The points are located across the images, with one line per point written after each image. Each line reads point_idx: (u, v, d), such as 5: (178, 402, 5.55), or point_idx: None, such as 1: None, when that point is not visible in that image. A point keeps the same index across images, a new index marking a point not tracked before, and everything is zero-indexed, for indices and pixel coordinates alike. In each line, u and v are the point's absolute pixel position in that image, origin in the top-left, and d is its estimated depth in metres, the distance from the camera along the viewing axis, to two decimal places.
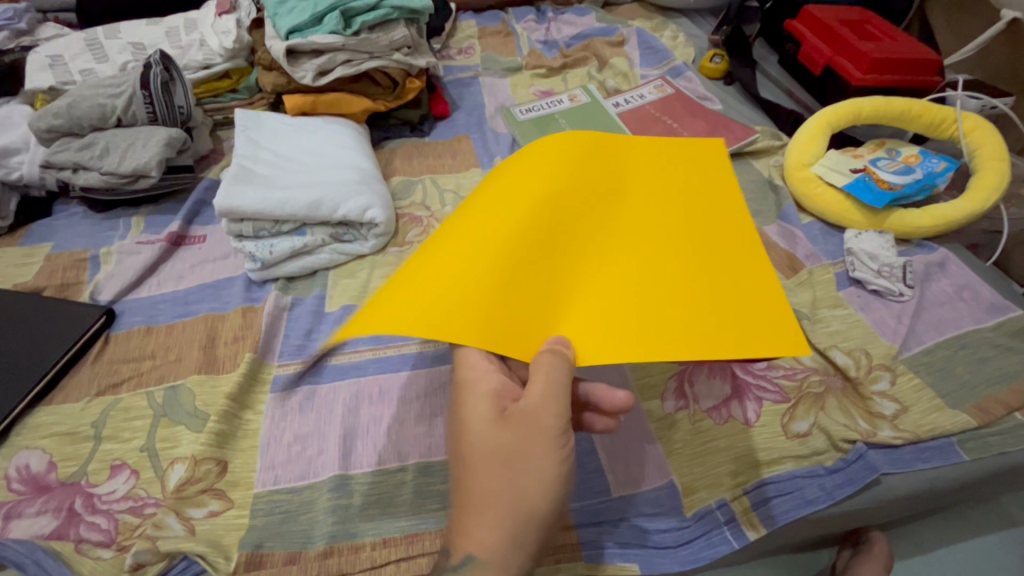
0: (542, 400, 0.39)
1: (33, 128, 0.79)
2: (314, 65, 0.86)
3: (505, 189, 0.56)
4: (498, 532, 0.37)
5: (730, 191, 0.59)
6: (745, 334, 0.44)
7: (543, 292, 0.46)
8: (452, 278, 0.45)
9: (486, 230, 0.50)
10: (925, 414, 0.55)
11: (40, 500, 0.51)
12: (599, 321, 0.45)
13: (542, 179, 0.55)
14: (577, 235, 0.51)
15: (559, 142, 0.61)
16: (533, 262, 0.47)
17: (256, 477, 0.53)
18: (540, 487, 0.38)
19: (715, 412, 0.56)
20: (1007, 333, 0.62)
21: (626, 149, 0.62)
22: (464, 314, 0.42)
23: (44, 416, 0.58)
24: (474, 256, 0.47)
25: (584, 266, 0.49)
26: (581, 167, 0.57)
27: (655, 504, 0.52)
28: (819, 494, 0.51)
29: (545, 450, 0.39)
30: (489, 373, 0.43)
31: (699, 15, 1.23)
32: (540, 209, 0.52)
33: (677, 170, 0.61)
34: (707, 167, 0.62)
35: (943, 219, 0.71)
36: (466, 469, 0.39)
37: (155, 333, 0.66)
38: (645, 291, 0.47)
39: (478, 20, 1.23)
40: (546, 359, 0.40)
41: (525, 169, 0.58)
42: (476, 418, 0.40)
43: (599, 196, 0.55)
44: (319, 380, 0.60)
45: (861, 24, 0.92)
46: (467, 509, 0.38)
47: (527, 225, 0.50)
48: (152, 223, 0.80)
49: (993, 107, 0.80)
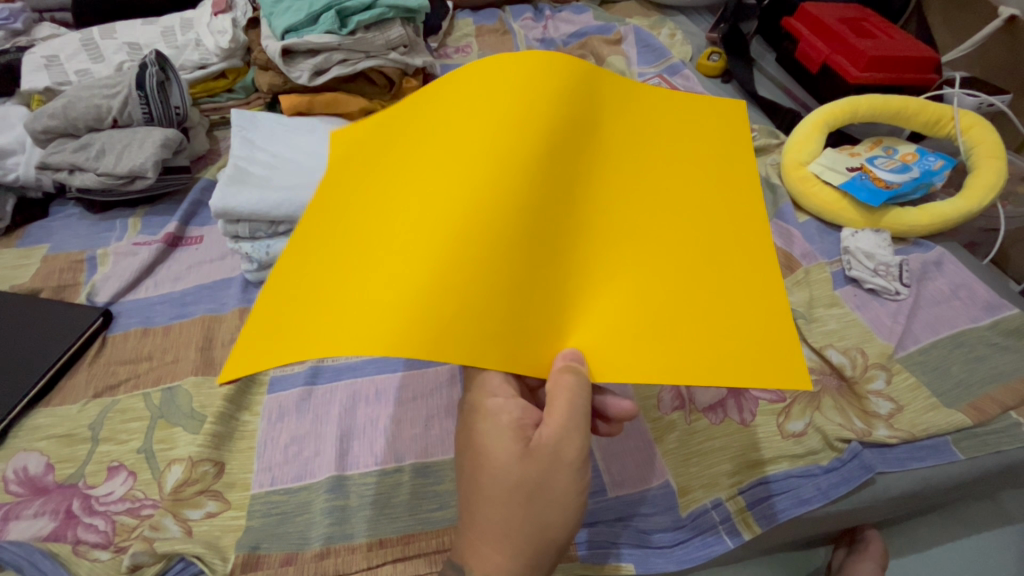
0: (565, 431, 0.39)
1: (29, 129, 0.79)
2: (310, 65, 0.86)
3: (487, 140, 0.46)
4: (519, 560, 0.38)
5: (738, 166, 0.54)
6: (769, 346, 0.41)
7: (549, 291, 0.41)
8: (438, 273, 0.39)
9: (475, 205, 0.42)
10: (921, 413, 0.55)
11: (37, 502, 0.52)
12: (608, 321, 0.41)
13: (532, 132, 0.47)
14: (582, 216, 0.45)
15: (548, 82, 0.50)
16: (535, 251, 0.42)
17: (254, 478, 0.53)
18: (562, 516, 0.39)
19: (711, 411, 0.57)
20: (1003, 332, 0.62)
21: (622, 104, 0.55)
22: (465, 323, 0.37)
23: (42, 418, 0.58)
24: (464, 242, 0.40)
25: (592, 255, 0.44)
26: (570, 117, 0.49)
27: (651, 504, 0.52)
28: (815, 493, 0.51)
29: (568, 482, 0.39)
30: (510, 403, 0.41)
31: (696, 13, 1.23)
32: (536, 179, 0.44)
33: (679, 136, 0.55)
34: (710, 136, 0.56)
35: (940, 217, 0.71)
36: (486, 499, 0.39)
37: (152, 334, 0.66)
38: (662, 292, 0.43)
39: (476, 18, 1.22)
40: (566, 381, 0.38)
41: (511, 114, 0.48)
42: (498, 450, 0.39)
43: (599, 164, 0.49)
44: (316, 380, 0.60)
45: (858, 22, 0.92)
46: (488, 540, 0.38)
47: (523, 201, 0.43)
48: (149, 224, 0.80)
49: (990, 104, 0.79)
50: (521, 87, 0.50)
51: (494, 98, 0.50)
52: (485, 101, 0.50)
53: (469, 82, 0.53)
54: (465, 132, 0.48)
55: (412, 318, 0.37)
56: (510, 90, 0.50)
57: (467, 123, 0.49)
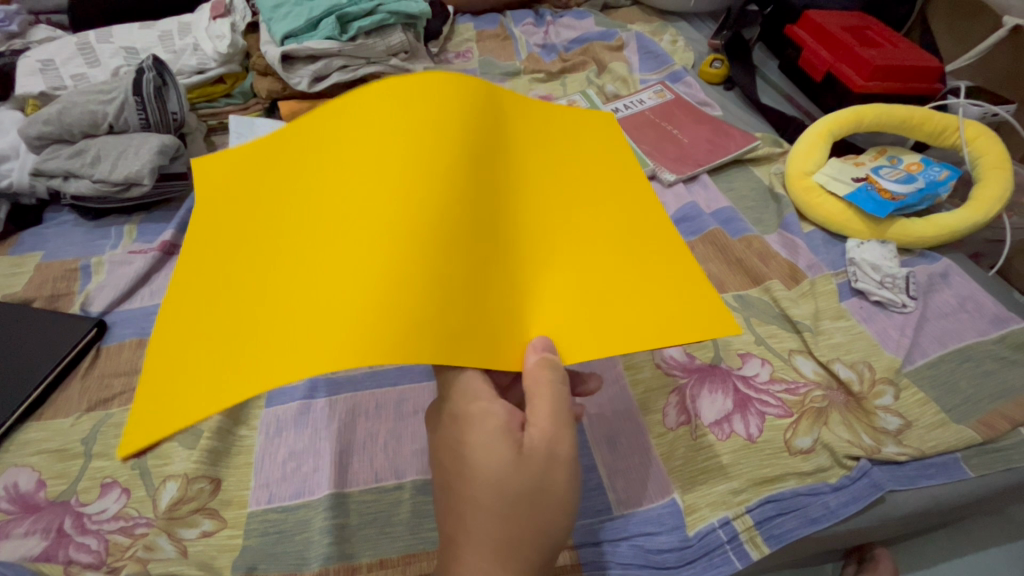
0: (555, 428, 0.39)
1: (22, 135, 0.78)
2: (310, 71, 0.85)
3: (402, 144, 0.47)
4: (519, 572, 0.36)
5: (624, 161, 0.58)
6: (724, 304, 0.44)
7: (503, 285, 0.42)
8: (390, 279, 0.38)
9: (407, 214, 0.42)
10: (929, 429, 0.55)
11: (29, 520, 0.50)
12: (563, 309, 0.43)
13: (445, 134, 0.48)
14: (511, 214, 0.46)
15: (447, 90, 0.51)
16: (481, 251, 0.42)
17: (251, 495, 0.52)
18: (559, 516, 0.38)
19: (717, 427, 0.56)
20: (1011, 346, 0.61)
21: (521, 113, 0.58)
22: (435, 324, 0.37)
23: (33, 432, 0.56)
24: (405, 246, 0.40)
25: (527, 249, 0.45)
26: (478, 120, 0.50)
27: (657, 523, 0.50)
28: (824, 512, 0.50)
29: (565, 480, 0.38)
30: (495, 406, 0.39)
31: (698, 19, 1.23)
32: (460, 184, 0.45)
33: (573, 139, 0.59)
34: (589, 134, 0.60)
35: (947, 229, 0.70)
36: (487, 513, 0.37)
37: (148, 345, 0.64)
38: (604, 272, 0.46)
39: (477, 23, 1.22)
40: (544, 377, 0.38)
41: (418, 118, 0.49)
42: (494, 463, 0.37)
43: (517, 166, 0.51)
44: (315, 395, 0.59)
45: (863, 30, 0.91)
46: (491, 560, 0.36)
47: (455, 204, 0.43)
48: (145, 231, 0.79)
49: (995, 113, 0.80)
50: (425, 103, 0.50)
51: (402, 114, 0.49)
52: (390, 112, 0.50)
53: (360, 106, 0.52)
54: (374, 151, 0.47)
55: (378, 331, 0.35)
56: (414, 101, 0.50)
57: (373, 132, 0.49)
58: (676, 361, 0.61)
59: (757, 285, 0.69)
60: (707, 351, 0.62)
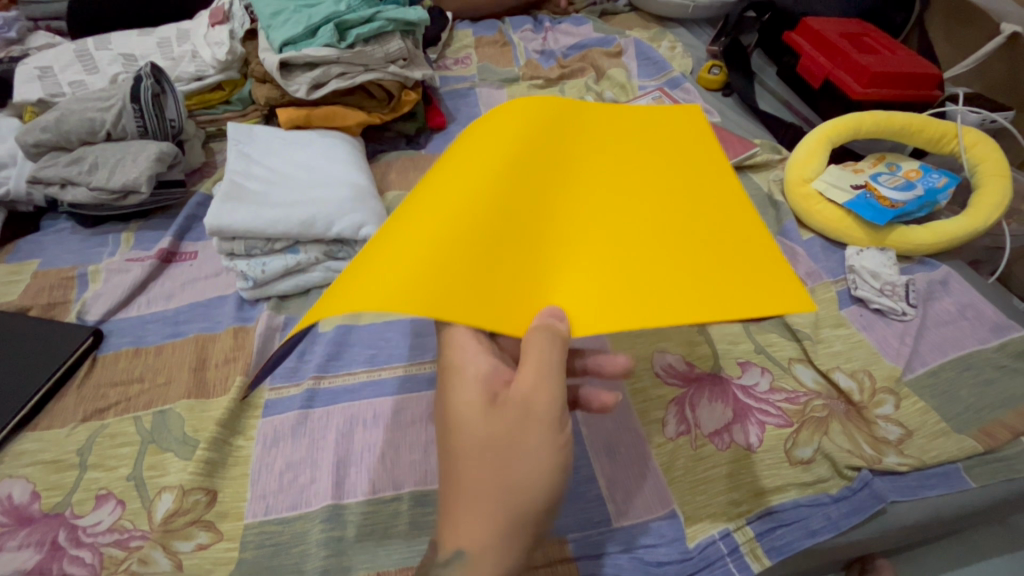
0: (538, 382, 0.38)
1: (19, 142, 0.77)
2: (309, 79, 0.85)
3: (470, 154, 0.53)
4: (490, 521, 0.36)
5: (688, 160, 0.58)
6: (755, 303, 0.42)
7: (528, 262, 0.44)
8: (420, 246, 0.42)
9: (455, 199, 0.46)
10: (930, 439, 0.54)
11: (22, 532, 0.50)
12: (589, 287, 0.43)
13: (508, 143, 0.53)
14: (555, 205, 0.49)
15: (521, 112, 0.58)
16: (513, 232, 0.45)
17: (247, 507, 0.51)
18: (536, 470, 0.37)
19: (717, 436, 0.55)
20: (1011, 354, 0.61)
21: (593, 121, 0.61)
22: (448, 287, 0.39)
23: (27, 443, 0.56)
24: (444, 223, 0.44)
25: (565, 235, 0.47)
26: (539, 133, 0.56)
27: (657, 535, 0.50)
28: (825, 524, 0.49)
29: (541, 435, 0.37)
30: (478, 359, 0.41)
31: (696, 25, 1.23)
32: (509, 179, 0.49)
33: (645, 140, 0.60)
34: (656, 135, 0.61)
35: (946, 237, 0.70)
36: (458, 459, 0.38)
37: (144, 354, 0.64)
38: (634, 254, 0.46)
39: (475, 29, 1.22)
40: (540, 336, 0.38)
41: (491, 133, 0.55)
42: (465, 407, 0.39)
43: (571, 165, 0.54)
44: (312, 404, 0.59)
45: (861, 37, 0.91)
46: (460, 500, 0.37)
47: (499, 195, 0.47)
48: (142, 239, 0.79)
49: (993, 120, 0.80)
50: (499, 122, 0.57)
51: (480, 133, 0.57)
52: (471, 134, 0.57)
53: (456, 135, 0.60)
54: (448, 162, 0.54)
55: (400, 286, 0.38)
56: (492, 123, 0.58)
57: (454, 150, 0.56)
58: (675, 370, 0.61)
59: None
60: (707, 360, 0.62)
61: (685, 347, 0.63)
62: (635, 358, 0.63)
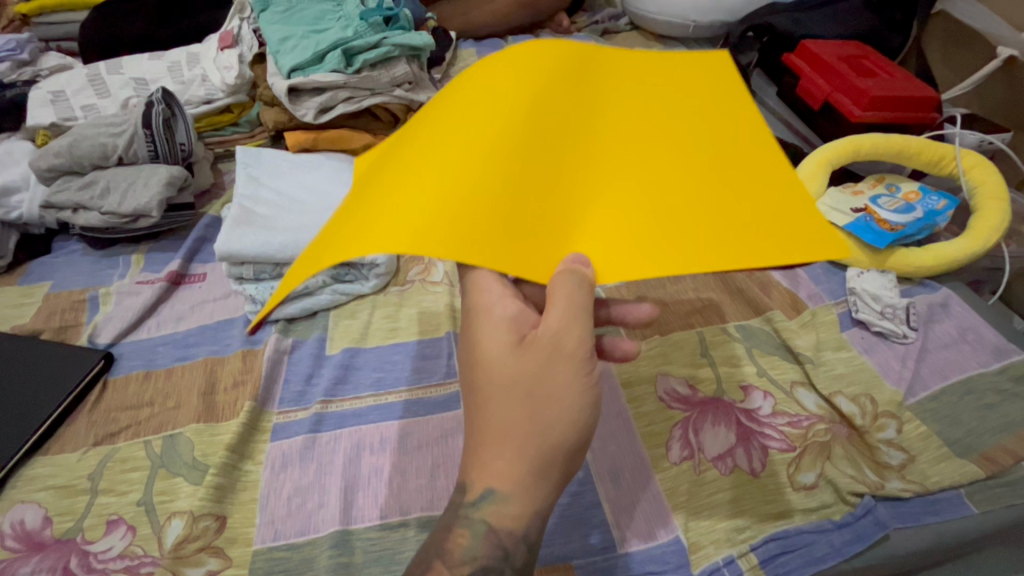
0: (564, 324, 0.40)
1: (33, 167, 0.79)
2: (316, 103, 0.86)
3: (489, 86, 0.50)
4: (518, 458, 0.38)
5: (731, 102, 0.54)
6: (784, 257, 0.40)
7: (553, 206, 0.43)
8: (444, 188, 0.41)
9: (485, 139, 0.45)
10: (932, 464, 0.55)
11: (35, 559, 0.50)
12: (614, 233, 0.43)
13: (530, 78, 0.50)
14: (580, 144, 0.47)
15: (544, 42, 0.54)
16: (538, 174, 0.44)
17: (256, 532, 0.52)
18: (564, 408, 0.39)
19: (720, 461, 0.56)
20: (1013, 378, 0.61)
21: (622, 55, 0.57)
22: (474, 231, 0.38)
23: (39, 468, 0.57)
24: (467, 164, 0.43)
25: (590, 177, 0.46)
26: (565, 66, 0.52)
27: (662, 562, 0.50)
28: (829, 551, 0.50)
29: (569, 375, 0.39)
30: (505, 301, 0.43)
31: (696, 44, 1.25)
32: (532, 117, 0.47)
33: (677, 77, 0.56)
34: (702, 75, 0.57)
35: (946, 259, 0.71)
36: (487, 397, 0.39)
37: (154, 377, 0.65)
38: (661, 200, 0.44)
39: (478, 47, 1.24)
40: (566, 279, 0.39)
41: (512, 64, 0.52)
42: (494, 347, 0.41)
43: (598, 101, 0.51)
44: (320, 428, 0.60)
45: (859, 59, 0.93)
46: (490, 436, 0.39)
47: (522, 134, 0.45)
48: (152, 261, 0.80)
49: (990, 142, 0.81)
50: (520, 52, 0.53)
51: (498, 62, 0.53)
52: (489, 63, 0.53)
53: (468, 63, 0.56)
54: (466, 91, 0.51)
55: (426, 228, 0.38)
56: (511, 53, 0.54)
57: (471, 77, 0.53)
58: (678, 394, 0.62)
59: (758, 315, 0.70)
60: (710, 384, 0.63)
61: (688, 370, 0.64)
62: (638, 382, 0.63)
